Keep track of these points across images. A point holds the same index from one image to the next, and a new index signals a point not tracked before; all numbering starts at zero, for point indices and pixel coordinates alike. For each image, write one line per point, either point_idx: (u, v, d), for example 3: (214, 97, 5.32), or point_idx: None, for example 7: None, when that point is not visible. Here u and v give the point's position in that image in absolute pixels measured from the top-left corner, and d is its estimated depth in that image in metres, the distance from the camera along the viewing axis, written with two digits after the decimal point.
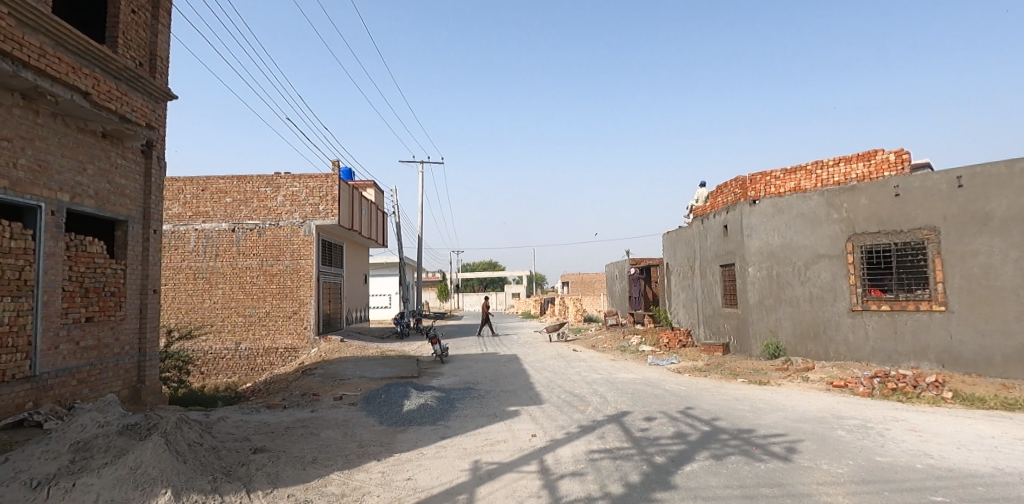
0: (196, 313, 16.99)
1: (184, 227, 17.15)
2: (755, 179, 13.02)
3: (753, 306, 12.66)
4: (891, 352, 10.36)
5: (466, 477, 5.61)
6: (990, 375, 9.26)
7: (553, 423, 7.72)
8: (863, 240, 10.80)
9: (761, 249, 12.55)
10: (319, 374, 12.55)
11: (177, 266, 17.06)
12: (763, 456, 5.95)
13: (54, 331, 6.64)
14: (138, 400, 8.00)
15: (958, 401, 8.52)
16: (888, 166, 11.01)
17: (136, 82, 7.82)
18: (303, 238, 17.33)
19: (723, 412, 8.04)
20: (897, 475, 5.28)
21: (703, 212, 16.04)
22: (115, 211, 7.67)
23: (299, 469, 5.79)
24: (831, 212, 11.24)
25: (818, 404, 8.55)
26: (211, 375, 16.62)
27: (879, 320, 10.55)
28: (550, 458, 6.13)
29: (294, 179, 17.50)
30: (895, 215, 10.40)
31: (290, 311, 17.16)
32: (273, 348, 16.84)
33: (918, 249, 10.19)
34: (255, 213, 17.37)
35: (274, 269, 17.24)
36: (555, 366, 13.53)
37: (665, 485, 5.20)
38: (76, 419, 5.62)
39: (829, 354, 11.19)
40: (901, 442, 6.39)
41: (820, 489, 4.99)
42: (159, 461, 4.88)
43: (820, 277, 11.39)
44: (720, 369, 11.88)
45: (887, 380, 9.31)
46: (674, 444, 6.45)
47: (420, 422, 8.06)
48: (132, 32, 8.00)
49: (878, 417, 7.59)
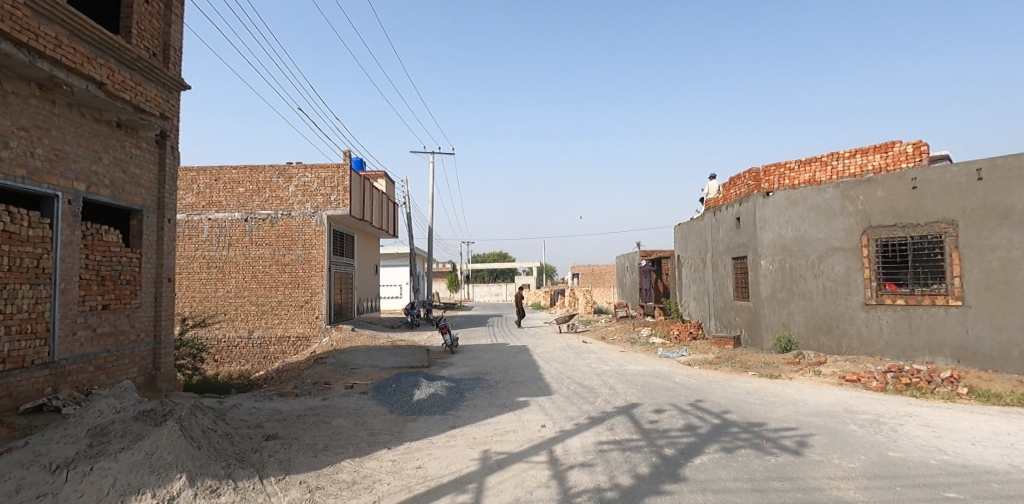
0: (209, 302, 17.18)
1: (198, 217, 17.32)
2: (769, 171, 13.00)
3: (765, 299, 12.56)
4: (906, 347, 10.26)
5: (476, 467, 5.64)
6: (1006, 371, 9.14)
7: (562, 414, 7.74)
8: (878, 233, 10.66)
9: (774, 242, 12.43)
10: (331, 363, 12.66)
11: (191, 255, 17.27)
12: (774, 450, 5.92)
13: (72, 318, 6.75)
14: (154, 387, 8.12)
15: (974, 397, 8.42)
16: (905, 158, 10.81)
17: (150, 72, 7.87)
18: (315, 228, 17.42)
19: (734, 405, 8.01)
20: (910, 471, 5.24)
21: (715, 204, 15.94)
22: (130, 201, 7.75)
23: (311, 457, 5.86)
24: (846, 205, 11.10)
25: (830, 398, 8.48)
26: (225, 363, 16.84)
27: (894, 314, 10.44)
28: (560, 449, 6.15)
29: (306, 169, 17.57)
30: (912, 208, 10.24)
31: (301, 301, 17.29)
32: (285, 337, 17.02)
33: (935, 243, 10.02)
34: (267, 203, 17.48)
35: (286, 259, 17.37)
36: (565, 358, 13.52)
37: (675, 477, 5.20)
38: (93, 405, 5.72)
39: (842, 347, 11.10)
40: (914, 437, 6.33)
41: (831, 484, 4.96)
42: (174, 447, 4.95)
43: (833, 271, 11.28)
44: (731, 362, 11.83)
45: (901, 376, 9.22)
46: (683, 437, 6.44)
47: (430, 411, 8.11)
48: (146, 23, 8.04)
49: (891, 413, 7.50)
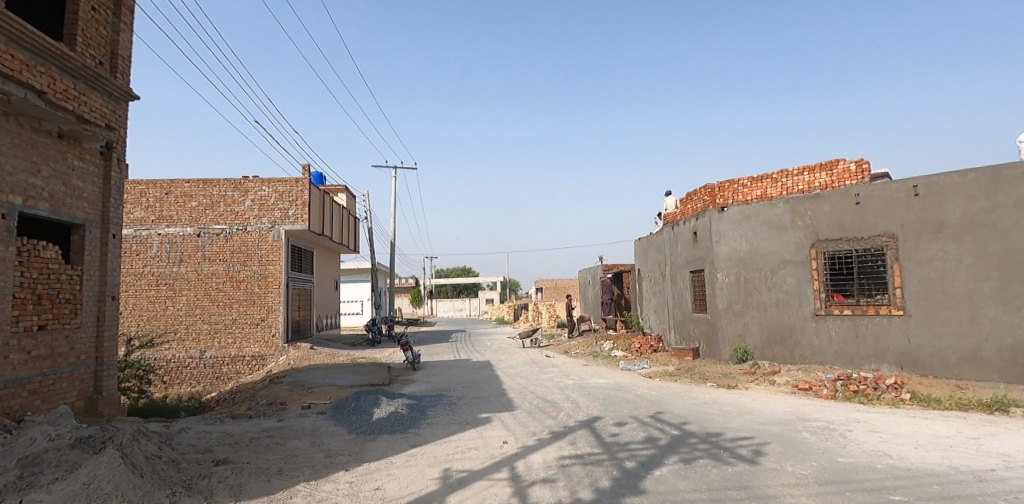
0: (158, 320, 16.48)
1: (147, 232, 16.64)
2: (722, 187, 13.43)
3: (722, 311, 12.88)
4: (853, 356, 10.67)
5: (436, 486, 5.53)
6: (945, 377, 9.60)
7: (524, 430, 7.70)
8: (826, 246, 11.09)
9: (729, 256, 12.77)
10: (287, 383, 12.27)
11: (139, 272, 16.56)
12: (730, 459, 6.02)
13: (4, 340, 6.36)
14: (94, 412, 7.67)
15: (916, 401, 8.79)
16: (849, 175, 11.33)
17: (96, 81, 7.55)
18: (271, 244, 16.97)
19: (693, 416, 8.14)
20: (857, 476, 5.40)
21: (674, 218, 16.31)
22: (71, 214, 7.40)
23: (264, 481, 5.63)
24: (796, 219, 11.53)
25: (784, 407, 8.72)
26: (174, 385, 16.09)
27: (842, 324, 10.85)
28: (521, 465, 6.11)
29: (263, 183, 17.17)
30: (856, 222, 10.71)
31: (257, 318, 16.76)
32: (240, 356, 16.43)
33: (877, 256, 10.49)
34: (221, 217, 16.96)
35: (240, 275, 16.84)
36: (528, 373, 13.49)
37: (635, 489, 5.22)
38: (24, 432, 5.40)
39: (795, 357, 11.45)
40: (862, 443, 6.55)
41: (785, 491, 5.07)
42: (113, 475, 4.69)
43: (785, 283, 11.66)
44: (691, 374, 12.04)
45: (849, 383, 9.56)
46: (644, 449, 6.49)
47: (390, 430, 7.94)
48: (92, 30, 7.75)
49: (840, 419, 7.77)
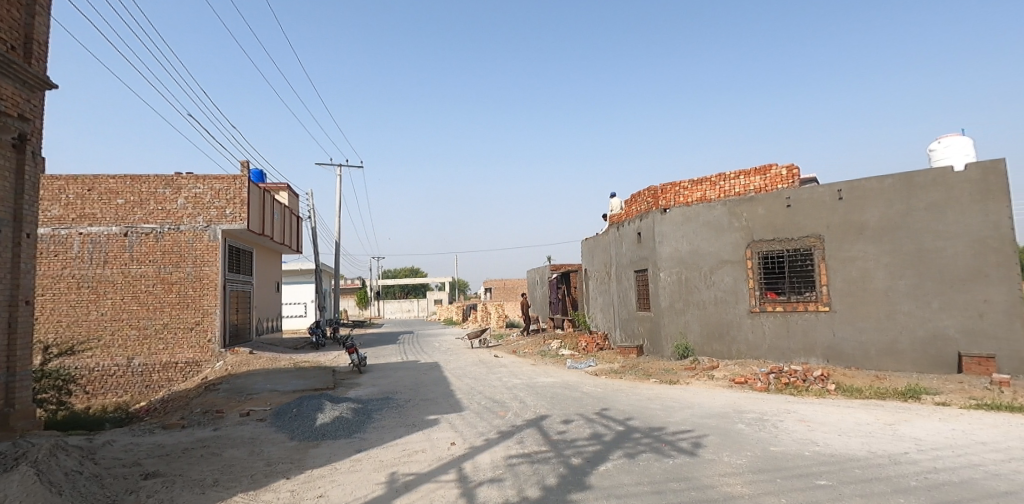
0: (80, 326, 15.42)
1: (67, 231, 15.54)
2: (665, 190, 13.86)
3: (664, 309, 13.28)
4: (785, 350, 11.24)
5: (382, 491, 5.44)
6: (866, 368, 10.26)
7: (472, 430, 7.69)
8: (760, 247, 11.62)
9: (672, 255, 13.18)
10: (225, 390, 11.77)
11: (58, 274, 15.46)
12: (672, 452, 6.22)
13: None
14: (5, 426, 7.10)
15: (840, 391, 9.35)
16: (781, 180, 11.97)
17: (8, 67, 6.99)
18: (207, 244, 16.22)
19: (636, 412, 8.36)
20: (788, 463, 5.70)
21: (618, 219, 16.70)
22: None
23: (198, 494, 5.38)
24: (733, 221, 12.02)
25: (722, 400, 9.09)
26: (98, 395, 14.88)
27: (774, 320, 11.40)
28: (469, 465, 6.10)
29: (197, 179, 16.38)
30: (787, 224, 11.28)
31: (191, 322, 15.99)
32: (172, 363, 15.57)
33: (806, 256, 11.09)
34: (151, 215, 16.06)
35: (173, 277, 16.00)
36: (476, 374, 13.47)
37: (581, 485, 5.31)
38: None
39: (731, 352, 11.95)
40: (792, 432, 6.92)
41: (722, 480, 5.29)
42: (28, 494, 4.37)
43: (723, 281, 12.15)
44: (635, 370, 12.34)
45: (781, 376, 10.06)
46: (589, 445, 6.61)
47: (334, 435, 7.76)
48: (3, 11, 7.17)
49: (773, 410, 8.16)
